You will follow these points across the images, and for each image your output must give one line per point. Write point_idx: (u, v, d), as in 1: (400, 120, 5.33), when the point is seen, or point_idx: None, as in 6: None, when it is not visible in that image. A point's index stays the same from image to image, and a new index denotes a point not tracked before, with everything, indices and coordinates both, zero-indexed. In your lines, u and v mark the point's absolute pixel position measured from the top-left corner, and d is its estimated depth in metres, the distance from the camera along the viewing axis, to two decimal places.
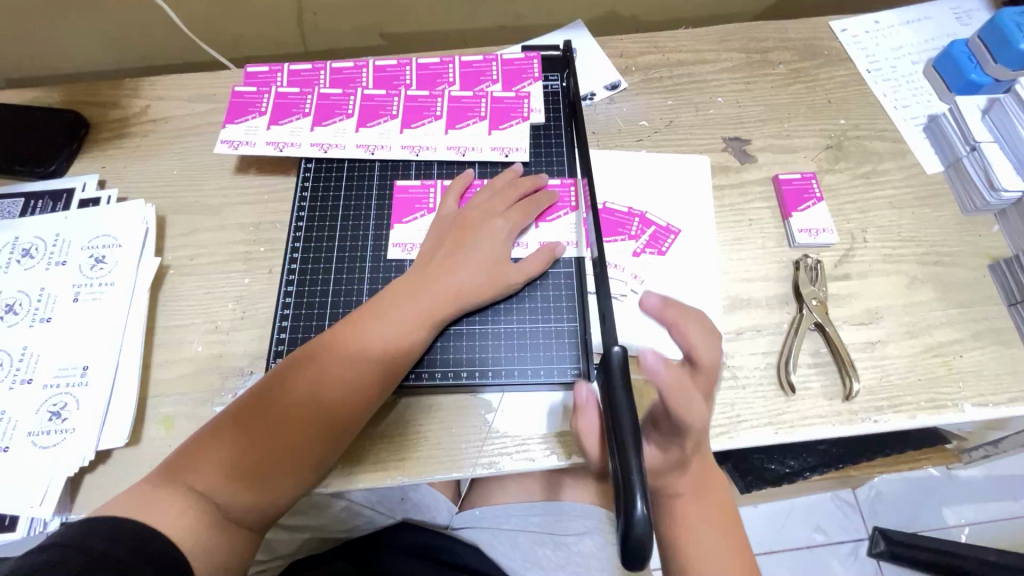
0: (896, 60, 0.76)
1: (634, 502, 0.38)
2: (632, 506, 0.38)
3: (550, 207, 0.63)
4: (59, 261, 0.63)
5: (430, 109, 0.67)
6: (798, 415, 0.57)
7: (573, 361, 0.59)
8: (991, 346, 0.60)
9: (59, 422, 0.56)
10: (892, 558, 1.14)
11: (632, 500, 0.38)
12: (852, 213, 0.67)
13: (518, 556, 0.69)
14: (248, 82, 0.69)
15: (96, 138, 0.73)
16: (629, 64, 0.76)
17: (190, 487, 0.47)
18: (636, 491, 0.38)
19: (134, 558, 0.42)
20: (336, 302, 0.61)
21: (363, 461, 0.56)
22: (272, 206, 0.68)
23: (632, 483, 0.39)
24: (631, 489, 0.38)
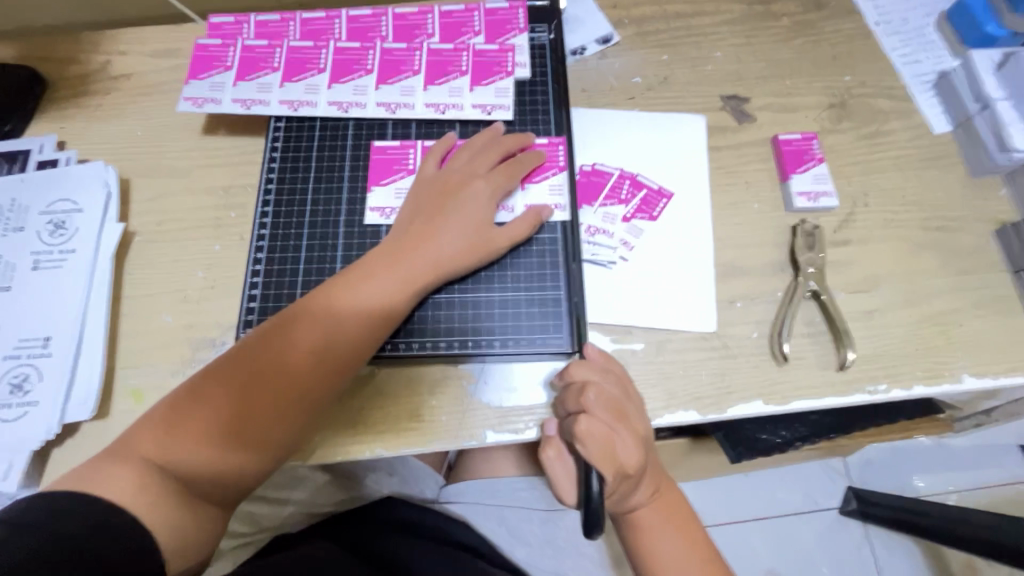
0: (906, 12, 0.71)
1: (590, 482, 0.46)
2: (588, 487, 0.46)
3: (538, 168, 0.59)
4: (16, 227, 0.59)
5: (408, 63, 0.63)
6: (790, 386, 0.55)
7: (558, 330, 0.56)
8: (992, 314, 0.58)
9: (22, 395, 0.54)
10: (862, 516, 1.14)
11: (589, 481, 0.46)
12: (853, 175, 0.63)
13: (505, 531, 0.68)
14: (211, 34, 0.64)
15: (54, 97, 0.69)
16: (622, 16, 0.71)
17: (146, 460, 0.45)
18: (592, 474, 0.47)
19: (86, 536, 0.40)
20: (309, 270, 0.58)
21: (342, 435, 0.54)
22: (242, 169, 0.64)
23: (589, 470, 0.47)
24: (587, 472, 0.47)
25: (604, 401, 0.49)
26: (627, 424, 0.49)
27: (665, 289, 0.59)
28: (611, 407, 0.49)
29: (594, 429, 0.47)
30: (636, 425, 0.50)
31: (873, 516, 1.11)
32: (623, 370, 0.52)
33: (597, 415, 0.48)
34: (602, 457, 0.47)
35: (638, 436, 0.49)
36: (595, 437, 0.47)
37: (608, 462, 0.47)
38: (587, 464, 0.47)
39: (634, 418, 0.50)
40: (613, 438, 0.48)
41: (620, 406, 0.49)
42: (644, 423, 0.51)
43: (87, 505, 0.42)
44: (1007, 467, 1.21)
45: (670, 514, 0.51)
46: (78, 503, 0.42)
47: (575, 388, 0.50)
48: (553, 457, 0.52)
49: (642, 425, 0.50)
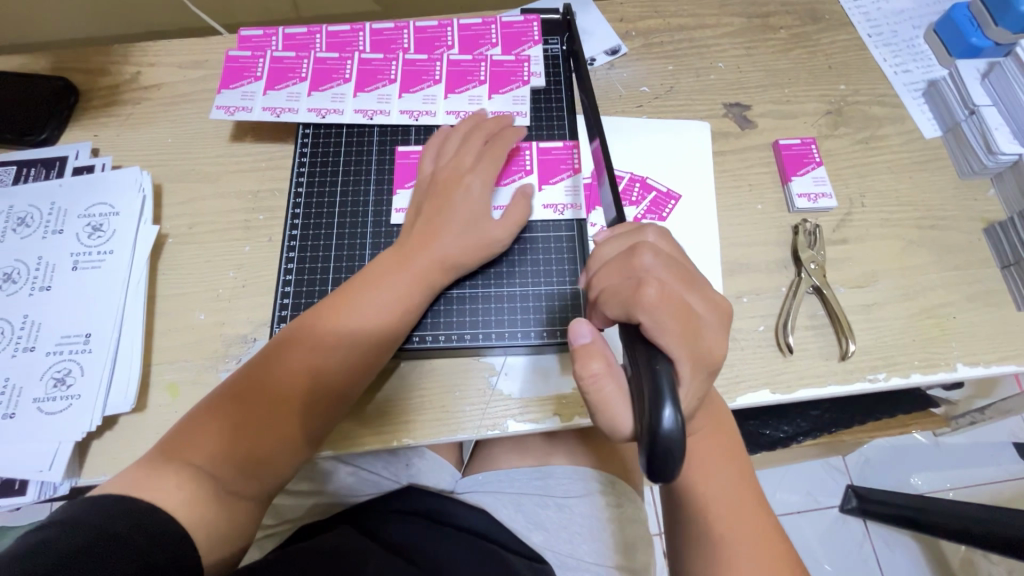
0: (897, 25, 0.75)
1: (662, 409, 0.35)
2: (659, 414, 0.35)
3: (552, 170, 0.63)
4: (55, 230, 0.62)
5: (429, 73, 0.66)
6: (796, 375, 0.58)
7: (574, 323, 0.59)
8: (984, 307, 0.61)
9: (64, 389, 0.56)
10: (863, 513, 1.17)
11: (659, 410, 0.35)
12: (850, 178, 0.67)
13: (522, 518, 0.70)
14: (241, 46, 0.68)
15: (87, 106, 0.72)
16: (629, 29, 0.75)
17: (184, 462, 0.48)
18: (665, 398, 0.35)
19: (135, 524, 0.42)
20: (338, 268, 0.61)
21: (369, 426, 0.57)
22: (270, 173, 0.67)
23: (661, 393, 0.36)
24: (659, 397, 0.35)
25: (663, 262, 0.44)
26: (695, 287, 0.44)
27: None
28: (670, 269, 0.44)
29: (661, 298, 0.41)
30: (704, 299, 0.44)
31: (874, 512, 1.14)
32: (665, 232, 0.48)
33: (660, 277, 0.43)
34: (671, 334, 0.40)
35: (706, 303, 0.44)
36: (663, 308, 0.41)
37: (685, 332, 0.41)
38: (651, 359, 0.38)
39: (699, 283, 0.45)
40: (682, 298, 0.43)
41: (683, 268, 0.45)
42: (714, 293, 0.45)
43: (129, 505, 0.44)
44: (1002, 464, 1.24)
45: (724, 454, 0.49)
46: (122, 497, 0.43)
47: (619, 258, 0.45)
48: (599, 373, 0.43)
49: (708, 292, 0.45)
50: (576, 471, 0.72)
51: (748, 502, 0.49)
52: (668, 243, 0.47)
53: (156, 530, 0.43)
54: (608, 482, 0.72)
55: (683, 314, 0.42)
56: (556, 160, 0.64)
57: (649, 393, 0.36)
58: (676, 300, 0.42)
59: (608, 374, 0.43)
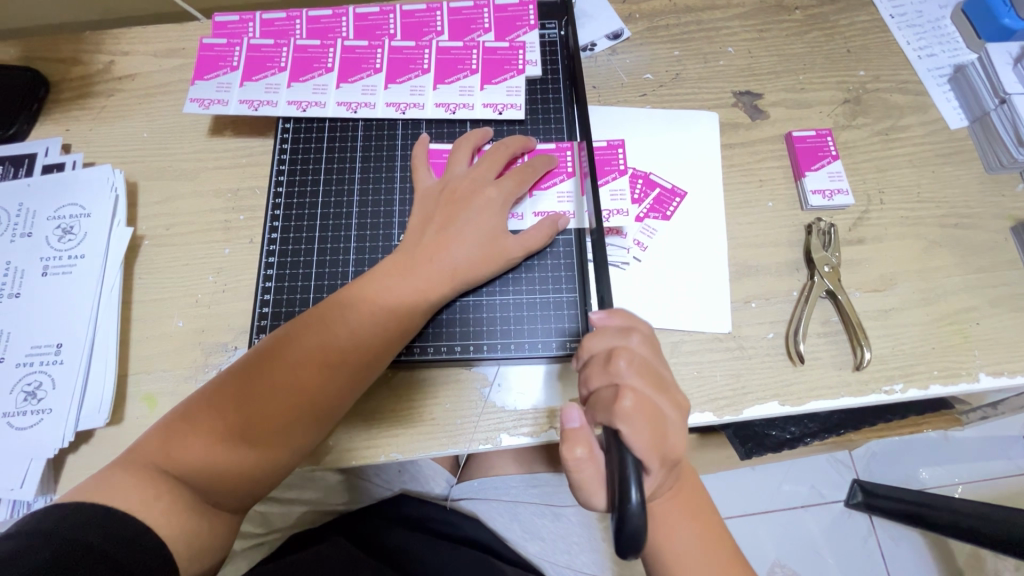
0: (922, 4, 0.70)
1: (629, 491, 0.35)
2: (627, 495, 0.35)
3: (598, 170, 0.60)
4: (24, 232, 0.59)
5: (417, 61, 0.62)
6: (806, 387, 0.55)
7: (573, 333, 0.56)
8: (1009, 312, 0.57)
9: (35, 402, 0.53)
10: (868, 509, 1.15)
11: (627, 491, 0.35)
12: (869, 172, 0.63)
13: (518, 527, 0.68)
14: (217, 33, 0.63)
15: (57, 98, 0.68)
16: (633, 11, 0.70)
17: (165, 471, 0.45)
18: (631, 481, 0.36)
19: (106, 544, 0.40)
20: (321, 274, 0.57)
21: (353, 438, 0.54)
22: (250, 170, 0.64)
23: (627, 473, 0.36)
24: (626, 477, 0.36)
25: (638, 369, 0.43)
26: (668, 393, 0.44)
27: (681, 290, 0.58)
28: (646, 376, 0.43)
29: (637, 405, 0.41)
30: (675, 399, 0.44)
31: (879, 509, 1.12)
32: (649, 330, 0.47)
33: (635, 385, 0.42)
34: (643, 444, 0.40)
35: (677, 408, 0.44)
36: (639, 414, 0.41)
37: (655, 439, 0.40)
38: (624, 452, 0.38)
39: (672, 388, 0.44)
40: (656, 408, 0.42)
41: (658, 372, 0.44)
42: (681, 395, 0.45)
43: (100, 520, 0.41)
44: (1012, 459, 1.21)
45: (687, 503, 0.48)
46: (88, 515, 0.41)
47: (598, 360, 0.45)
48: (583, 458, 0.42)
49: (679, 395, 0.45)
50: None
51: (713, 551, 0.48)
52: (651, 344, 0.46)
53: (130, 544, 0.41)
54: None
55: (655, 423, 0.41)
56: (600, 161, 0.61)
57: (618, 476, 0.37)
58: (650, 412, 0.41)
59: (592, 463, 0.42)
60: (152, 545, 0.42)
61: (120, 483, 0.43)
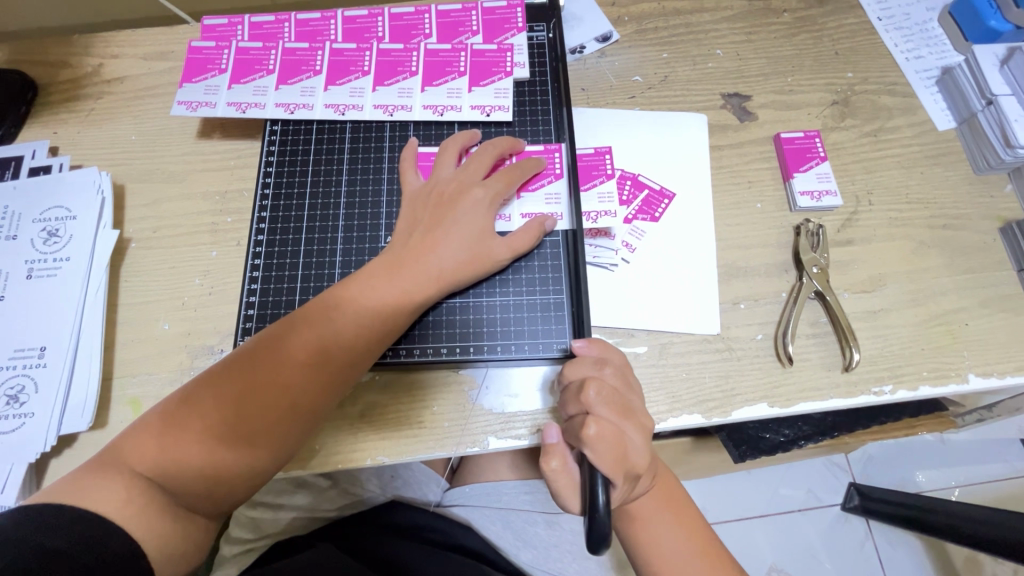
0: (909, 7, 0.70)
1: (596, 493, 0.41)
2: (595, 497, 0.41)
3: (586, 175, 0.60)
4: (9, 235, 0.58)
5: (405, 64, 0.62)
6: (795, 388, 0.55)
7: (561, 335, 0.56)
8: (999, 313, 0.57)
9: (18, 406, 0.53)
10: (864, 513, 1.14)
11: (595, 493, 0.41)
12: (857, 174, 0.63)
13: (509, 535, 0.67)
14: (206, 36, 0.63)
15: (46, 101, 0.68)
16: (622, 14, 0.70)
17: (141, 473, 0.44)
18: (598, 483, 0.41)
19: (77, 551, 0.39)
20: (307, 276, 0.57)
21: (338, 440, 0.54)
22: (238, 173, 0.63)
23: (594, 477, 0.42)
24: (593, 481, 0.42)
25: (607, 397, 0.46)
26: (633, 419, 0.46)
27: (670, 291, 0.58)
28: (614, 403, 0.46)
29: (604, 431, 0.43)
30: (640, 424, 0.47)
31: (876, 512, 1.11)
32: (622, 361, 0.50)
33: (601, 413, 0.45)
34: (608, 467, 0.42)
35: (643, 434, 0.46)
36: (605, 439, 0.43)
37: (619, 461, 0.43)
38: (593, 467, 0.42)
39: (638, 415, 0.47)
40: (621, 434, 0.45)
41: (624, 400, 0.47)
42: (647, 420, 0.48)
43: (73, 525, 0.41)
44: (1008, 461, 1.21)
45: (666, 503, 0.50)
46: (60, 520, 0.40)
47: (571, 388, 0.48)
48: (557, 470, 0.45)
49: (645, 421, 0.47)
50: None
51: (698, 548, 0.49)
52: (619, 373, 0.49)
53: (104, 549, 0.40)
54: None
55: (620, 447, 0.44)
56: (587, 167, 0.60)
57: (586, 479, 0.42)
58: (615, 437, 0.44)
59: (567, 475, 0.45)
60: (127, 549, 0.41)
61: (100, 484, 0.43)
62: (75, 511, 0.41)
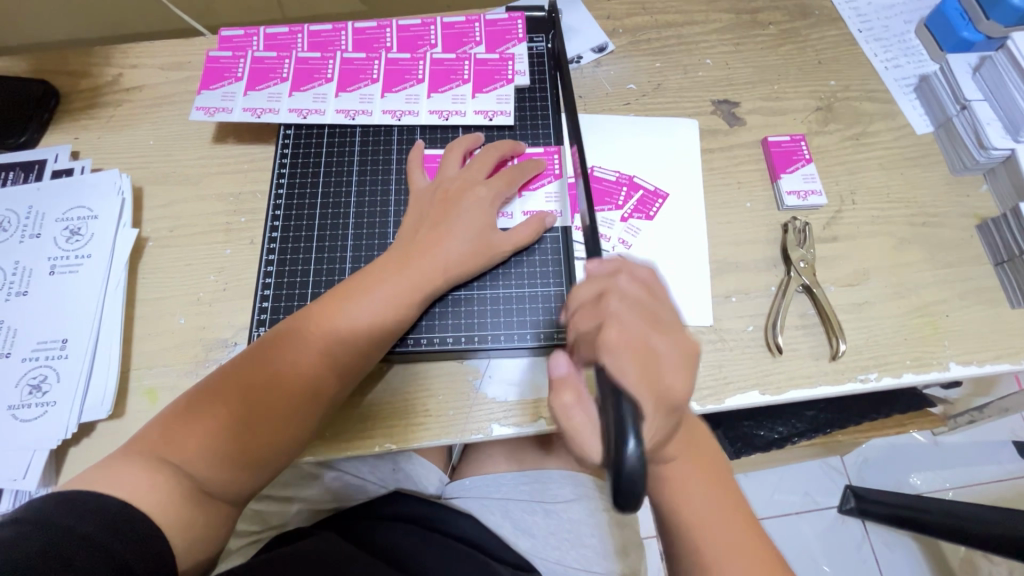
0: (888, 20, 0.74)
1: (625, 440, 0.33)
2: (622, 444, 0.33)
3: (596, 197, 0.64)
4: (33, 233, 0.61)
5: (412, 72, 0.65)
6: (785, 376, 0.57)
7: (561, 325, 0.58)
8: (977, 305, 0.60)
9: (40, 396, 0.55)
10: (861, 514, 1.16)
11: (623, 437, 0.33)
12: (841, 175, 0.66)
13: (509, 524, 0.68)
14: (222, 46, 0.67)
15: (67, 109, 0.71)
16: (617, 26, 0.74)
17: (166, 459, 0.46)
18: (630, 428, 0.33)
19: (100, 532, 0.41)
20: (318, 271, 0.60)
21: (349, 427, 0.56)
22: (251, 175, 0.66)
23: (622, 419, 0.34)
24: (621, 427, 0.34)
25: (629, 306, 0.45)
26: (660, 332, 0.45)
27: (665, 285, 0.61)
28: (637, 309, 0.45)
29: (626, 338, 0.43)
30: (671, 338, 0.45)
31: (871, 513, 1.13)
32: (648, 272, 0.49)
33: (624, 319, 0.44)
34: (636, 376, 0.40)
35: (676, 347, 0.45)
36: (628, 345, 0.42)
37: (647, 376, 0.41)
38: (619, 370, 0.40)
39: (665, 329, 0.45)
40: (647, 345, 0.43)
41: (649, 308, 0.46)
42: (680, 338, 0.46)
43: (98, 505, 0.42)
44: (1001, 462, 1.23)
45: (707, 476, 0.48)
46: (85, 500, 0.42)
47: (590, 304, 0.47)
48: (571, 404, 0.44)
49: (677, 333, 0.46)
50: (566, 475, 0.70)
51: (726, 508, 0.47)
52: (641, 283, 0.47)
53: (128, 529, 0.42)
54: (596, 486, 0.70)
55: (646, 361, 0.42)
56: (602, 191, 0.65)
57: (612, 422, 0.34)
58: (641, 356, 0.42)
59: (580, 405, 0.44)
60: (146, 530, 0.43)
61: (125, 468, 0.45)
62: (101, 494, 0.43)
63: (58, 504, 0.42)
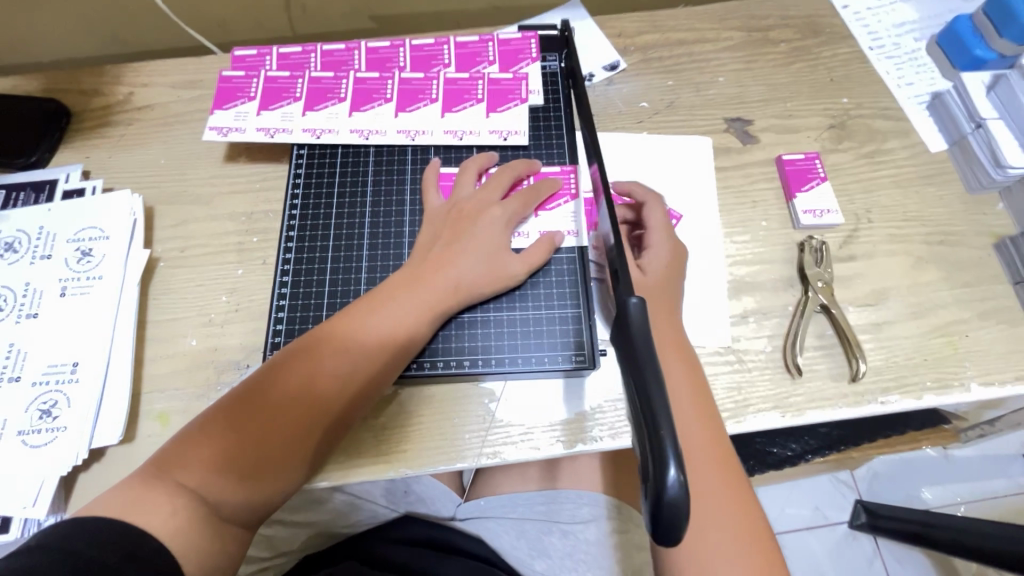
0: (899, 37, 0.75)
1: (667, 469, 0.30)
2: (664, 474, 0.30)
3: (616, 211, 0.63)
4: (43, 255, 0.61)
5: (426, 91, 0.65)
6: (806, 398, 0.56)
7: (577, 347, 0.58)
8: (997, 324, 0.60)
9: (50, 420, 0.54)
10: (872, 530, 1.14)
11: (663, 466, 0.30)
12: (856, 193, 0.66)
13: (524, 545, 0.66)
14: (235, 66, 0.67)
15: (78, 128, 0.70)
16: (628, 44, 0.74)
17: (181, 485, 0.45)
18: (670, 456, 0.30)
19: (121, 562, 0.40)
20: (332, 292, 0.59)
21: (362, 452, 0.55)
22: (263, 195, 0.66)
23: (663, 444, 0.31)
24: (662, 454, 0.30)
25: None
26: None
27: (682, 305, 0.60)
28: None
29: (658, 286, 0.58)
30: None
31: (883, 528, 1.11)
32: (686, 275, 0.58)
33: None
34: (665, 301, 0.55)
35: None
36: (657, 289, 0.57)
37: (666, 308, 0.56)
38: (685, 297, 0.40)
39: None
40: None
41: None
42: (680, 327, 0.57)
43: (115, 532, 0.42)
44: (1012, 476, 1.22)
45: (726, 475, 0.47)
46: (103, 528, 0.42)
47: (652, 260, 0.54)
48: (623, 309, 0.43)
49: None
50: (584, 496, 0.67)
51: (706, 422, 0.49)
52: None
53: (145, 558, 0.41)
54: (615, 506, 0.66)
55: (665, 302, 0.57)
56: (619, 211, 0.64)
57: (650, 445, 0.31)
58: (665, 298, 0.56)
59: None
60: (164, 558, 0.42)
61: (139, 496, 0.44)
62: (118, 522, 0.42)
63: (73, 536, 0.41)
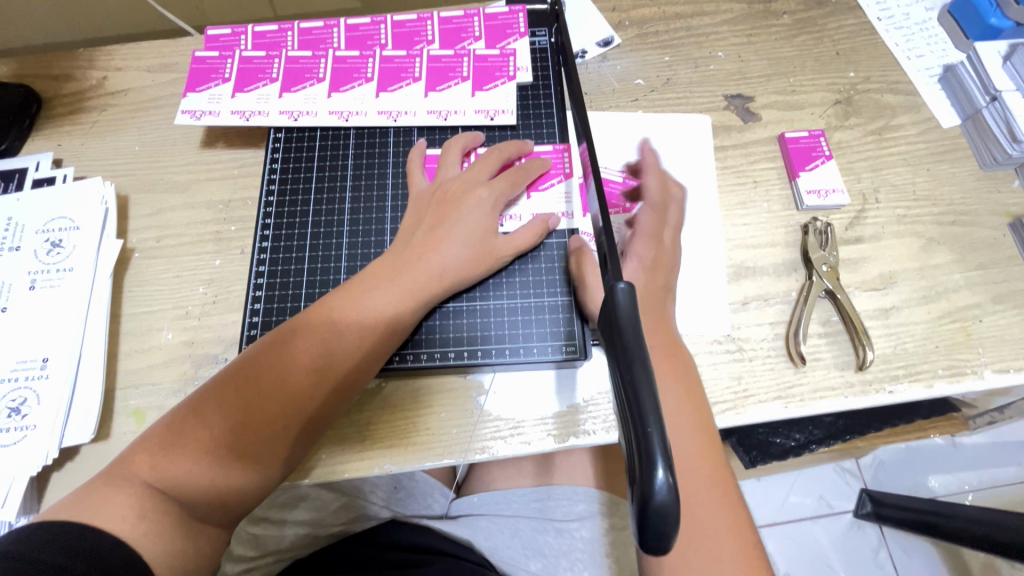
0: (908, 7, 0.71)
1: (655, 470, 0.28)
2: (651, 475, 0.28)
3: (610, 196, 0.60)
4: (12, 247, 0.58)
5: (408, 70, 0.62)
6: (809, 388, 0.54)
7: (568, 337, 0.55)
8: (1013, 309, 0.56)
9: (20, 418, 0.52)
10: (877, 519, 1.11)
11: (652, 466, 0.28)
12: (862, 172, 0.63)
13: (518, 544, 0.62)
14: (209, 46, 0.64)
15: (50, 114, 0.68)
16: (622, 18, 0.70)
17: (147, 485, 0.43)
18: (659, 457, 0.28)
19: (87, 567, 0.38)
20: (312, 281, 0.57)
21: (344, 448, 0.53)
22: (242, 181, 0.63)
23: (652, 442, 0.28)
24: (650, 453, 0.28)
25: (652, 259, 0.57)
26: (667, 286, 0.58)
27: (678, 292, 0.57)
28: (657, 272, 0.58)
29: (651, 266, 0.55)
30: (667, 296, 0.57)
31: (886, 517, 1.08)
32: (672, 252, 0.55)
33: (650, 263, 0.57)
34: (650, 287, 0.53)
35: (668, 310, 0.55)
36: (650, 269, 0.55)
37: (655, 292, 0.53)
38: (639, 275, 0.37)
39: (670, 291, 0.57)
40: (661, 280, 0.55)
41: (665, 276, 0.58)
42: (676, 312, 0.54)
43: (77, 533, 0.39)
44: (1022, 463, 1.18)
45: (717, 476, 0.45)
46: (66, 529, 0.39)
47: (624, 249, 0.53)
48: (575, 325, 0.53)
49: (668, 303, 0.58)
50: (579, 493, 0.65)
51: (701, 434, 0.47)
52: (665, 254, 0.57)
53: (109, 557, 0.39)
54: (612, 502, 0.64)
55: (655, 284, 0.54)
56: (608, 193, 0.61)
57: (635, 443, 0.29)
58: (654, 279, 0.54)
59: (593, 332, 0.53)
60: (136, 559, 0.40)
61: (100, 495, 0.42)
62: (82, 524, 0.40)
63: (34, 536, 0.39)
